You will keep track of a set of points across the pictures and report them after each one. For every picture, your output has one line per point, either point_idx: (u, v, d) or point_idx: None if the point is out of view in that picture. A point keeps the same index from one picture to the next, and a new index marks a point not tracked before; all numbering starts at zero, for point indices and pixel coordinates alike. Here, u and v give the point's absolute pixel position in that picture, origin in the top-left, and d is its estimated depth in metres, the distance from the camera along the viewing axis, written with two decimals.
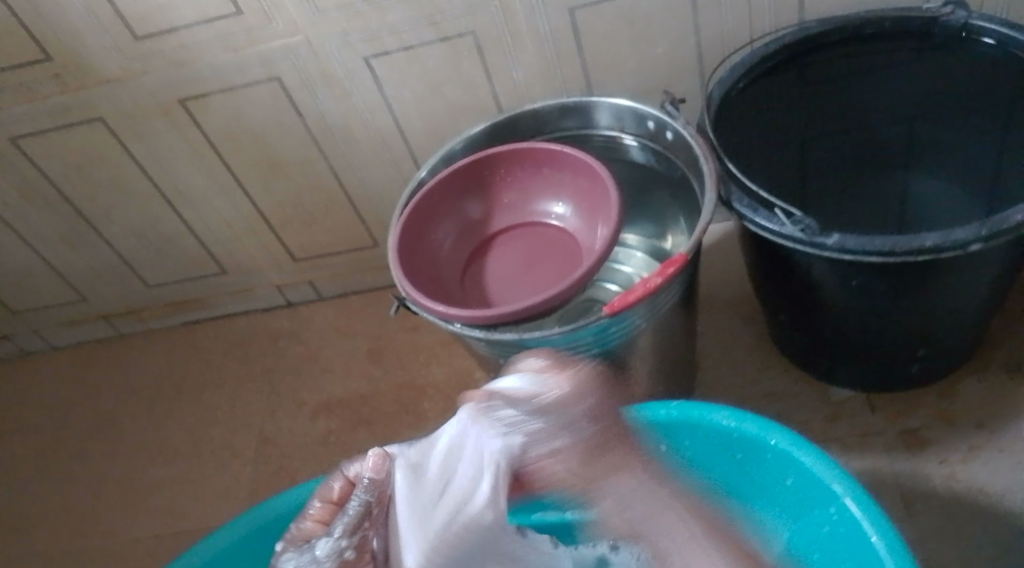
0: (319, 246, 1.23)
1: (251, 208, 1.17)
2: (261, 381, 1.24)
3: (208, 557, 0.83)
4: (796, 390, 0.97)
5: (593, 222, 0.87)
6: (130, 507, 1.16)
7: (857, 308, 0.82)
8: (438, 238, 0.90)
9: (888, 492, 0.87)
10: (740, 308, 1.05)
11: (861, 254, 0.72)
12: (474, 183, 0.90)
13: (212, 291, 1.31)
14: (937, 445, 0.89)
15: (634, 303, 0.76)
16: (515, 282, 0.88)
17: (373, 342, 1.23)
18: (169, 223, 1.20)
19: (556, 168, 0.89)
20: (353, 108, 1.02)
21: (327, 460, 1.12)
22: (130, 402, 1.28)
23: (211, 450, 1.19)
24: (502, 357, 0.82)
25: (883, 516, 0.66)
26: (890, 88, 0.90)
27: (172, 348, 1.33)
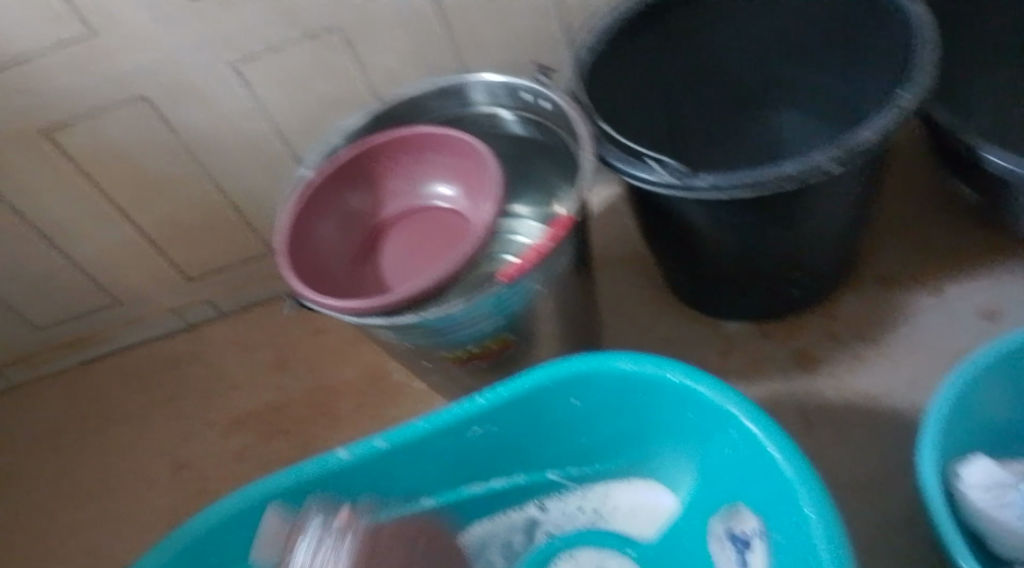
0: (212, 262, 1.21)
1: (135, 231, 1.14)
2: (171, 407, 1.22)
3: None
4: (692, 332, 1.02)
5: (477, 198, 0.89)
6: (49, 557, 1.12)
7: (735, 243, 0.87)
8: (328, 232, 0.90)
9: (787, 412, 0.93)
10: (632, 262, 1.10)
11: (730, 191, 0.77)
12: (358, 173, 0.91)
13: (106, 324, 1.28)
14: (825, 361, 0.95)
15: (528, 267, 0.78)
16: (407, 266, 0.90)
17: (282, 350, 1.22)
18: (49, 259, 1.16)
19: (437, 150, 0.91)
20: (226, 116, 1.01)
21: (251, 474, 1.11)
22: (34, 451, 1.23)
23: (128, 483, 1.16)
24: (407, 341, 0.83)
25: (779, 431, 0.71)
26: (738, 35, 0.96)
27: (71, 389, 1.29)
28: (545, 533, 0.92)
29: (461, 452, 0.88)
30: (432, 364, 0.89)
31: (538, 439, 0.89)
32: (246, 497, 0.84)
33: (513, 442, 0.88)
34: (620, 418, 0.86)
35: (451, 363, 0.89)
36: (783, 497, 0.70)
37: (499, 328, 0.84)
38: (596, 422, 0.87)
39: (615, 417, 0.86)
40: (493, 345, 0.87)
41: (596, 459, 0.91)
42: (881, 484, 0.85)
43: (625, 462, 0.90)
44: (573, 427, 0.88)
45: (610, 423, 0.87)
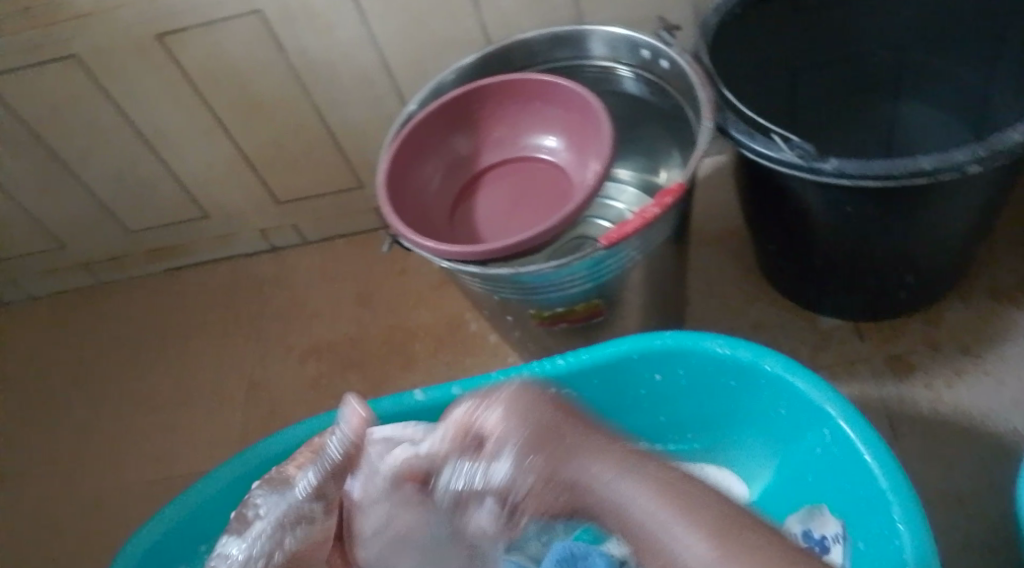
0: (302, 189, 1.21)
1: (234, 149, 1.14)
2: (247, 327, 1.23)
3: (185, 511, 0.85)
4: (784, 321, 0.98)
5: (584, 156, 0.86)
6: (120, 455, 1.16)
7: (850, 235, 0.82)
8: (427, 174, 0.88)
9: (876, 416, 0.89)
10: (729, 241, 1.06)
11: (857, 179, 0.73)
12: (463, 117, 0.89)
13: (194, 238, 1.30)
14: (923, 370, 0.91)
15: (631, 233, 0.75)
16: (504, 219, 0.87)
17: (361, 286, 1.23)
18: (148, 167, 1.17)
19: (547, 101, 0.87)
20: (337, 43, 0.99)
21: (319, 403, 1.13)
22: (115, 352, 1.27)
23: (199, 395, 1.19)
24: (496, 294, 0.82)
25: (876, 435, 0.67)
26: (880, 16, 0.90)
27: (155, 296, 1.32)
28: None
29: None
30: (516, 320, 0.88)
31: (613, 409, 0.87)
32: (305, 429, 0.87)
33: None
34: (702, 401, 0.83)
35: (536, 322, 0.87)
36: (873, 505, 0.67)
37: (590, 293, 0.82)
38: (676, 401, 0.84)
39: (697, 399, 0.83)
40: (581, 309, 0.84)
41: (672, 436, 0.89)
42: (968, 506, 0.81)
43: (700, 445, 0.88)
44: (652, 403, 0.86)
45: (690, 404, 0.84)
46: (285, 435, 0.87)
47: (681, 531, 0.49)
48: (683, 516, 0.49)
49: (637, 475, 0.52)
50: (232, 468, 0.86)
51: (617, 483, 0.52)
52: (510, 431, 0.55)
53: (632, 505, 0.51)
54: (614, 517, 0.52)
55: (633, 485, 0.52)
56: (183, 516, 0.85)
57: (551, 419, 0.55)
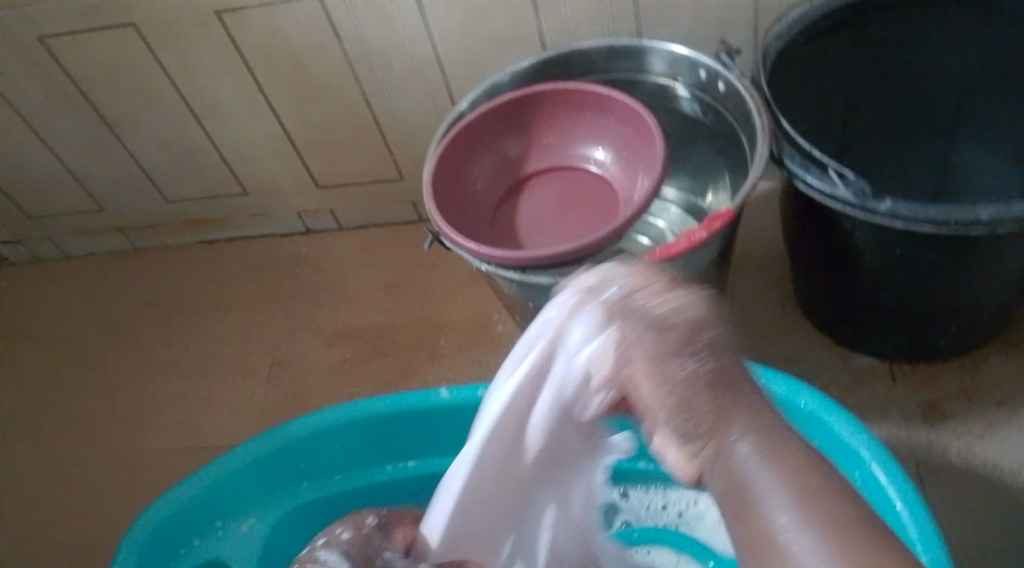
0: (344, 175, 1.21)
1: (280, 128, 1.14)
2: (277, 306, 1.24)
3: (214, 479, 0.86)
4: (818, 355, 0.97)
5: (634, 172, 0.85)
6: (141, 421, 1.17)
7: (896, 277, 0.81)
8: (473, 174, 0.88)
9: (904, 461, 0.88)
10: (768, 268, 1.05)
11: (911, 222, 0.72)
12: (515, 121, 0.88)
13: (232, 212, 1.30)
14: (956, 419, 0.89)
15: (676, 254, 0.74)
16: (546, 226, 0.87)
17: (392, 276, 1.23)
18: (194, 139, 1.18)
19: (602, 112, 0.87)
20: (393, 34, 0.99)
21: (341, 389, 1.13)
22: (144, 318, 1.28)
23: (224, 369, 1.19)
24: (531, 301, 0.81)
25: (910, 485, 0.67)
26: (946, 57, 0.88)
27: (188, 266, 1.33)
28: (623, 523, 0.90)
29: None
30: None
31: None
32: (339, 412, 0.88)
33: None
34: None
35: None
36: None
37: None
38: None
39: None
40: None
41: None
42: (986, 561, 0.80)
43: None
44: None
45: None
46: (319, 416, 0.88)
47: (782, 502, 0.43)
48: (798, 505, 0.42)
49: (775, 461, 0.44)
50: (268, 441, 0.87)
51: (758, 467, 0.44)
52: (655, 338, 0.46)
53: (758, 478, 0.44)
54: (727, 486, 0.45)
55: (755, 453, 0.45)
56: (211, 483, 0.86)
57: (682, 358, 0.45)
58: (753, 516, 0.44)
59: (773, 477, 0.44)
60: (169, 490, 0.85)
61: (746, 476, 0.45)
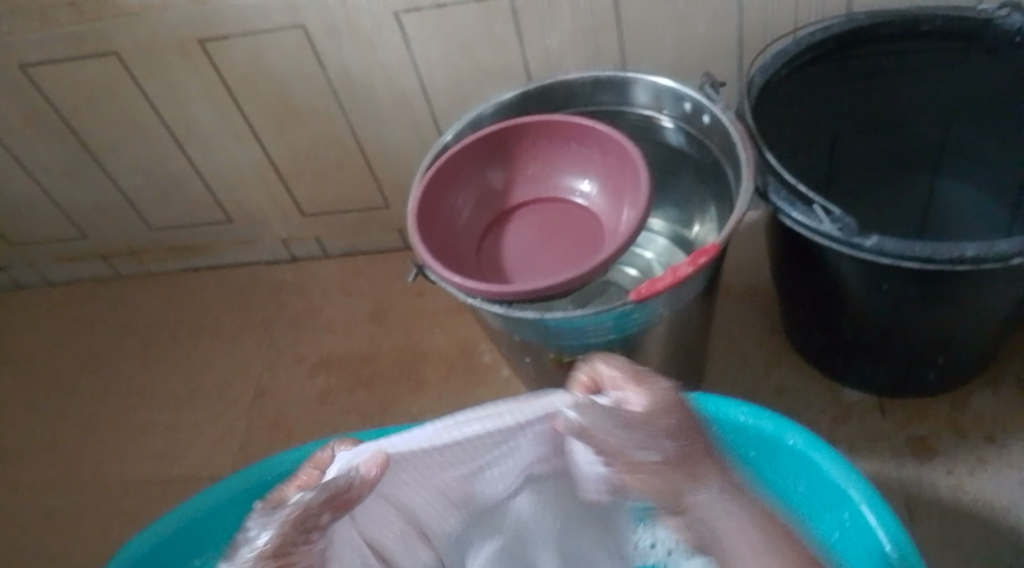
0: (328, 203, 1.20)
1: (265, 156, 1.13)
2: (260, 334, 1.22)
3: (189, 517, 0.84)
4: (806, 387, 0.96)
5: (619, 203, 0.84)
6: (119, 452, 1.15)
7: (884, 312, 0.81)
8: (458, 205, 0.87)
9: (893, 496, 0.87)
10: (755, 298, 1.04)
11: (897, 259, 0.71)
12: (499, 152, 0.87)
13: (216, 240, 1.29)
14: (944, 454, 0.88)
15: (661, 290, 0.73)
16: (531, 258, 0.86)
17: (377, 305, 1.21)
18: (177, 166, 1.17)
19: (585, 144, 0.86)
20: (379, 64, 0.99)
21: (324, 421, 1.11)
22: (125, 346, 1.26)
23: (205, 398, 1.17)
24: (516, 336, 0.80)
25: (900, 527, 0.67)
26: (932, 90, 0.88)
27: (170, 294, 1.31)
28: None
29: None
30: (534, 363, 0.86)
31: None
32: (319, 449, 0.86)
33: None
34: None
35: (553, 367, 0.85)
36: None
37: (612, 344, 0.80)
38: None
39: None
40: None
41: None
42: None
43: None
44: None
45: None
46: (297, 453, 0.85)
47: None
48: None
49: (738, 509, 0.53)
50: (242, 480, 0.85)
51: (725, 516, 0.53)
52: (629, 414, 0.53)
53: (727, 523, 0.53)
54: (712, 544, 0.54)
55: (728, 515, 0.53)
56: (186, 521, 0.84)
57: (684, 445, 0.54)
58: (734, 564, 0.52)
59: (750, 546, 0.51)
60: (143, 529, 0.83)
61: (717, 524, 0.53)
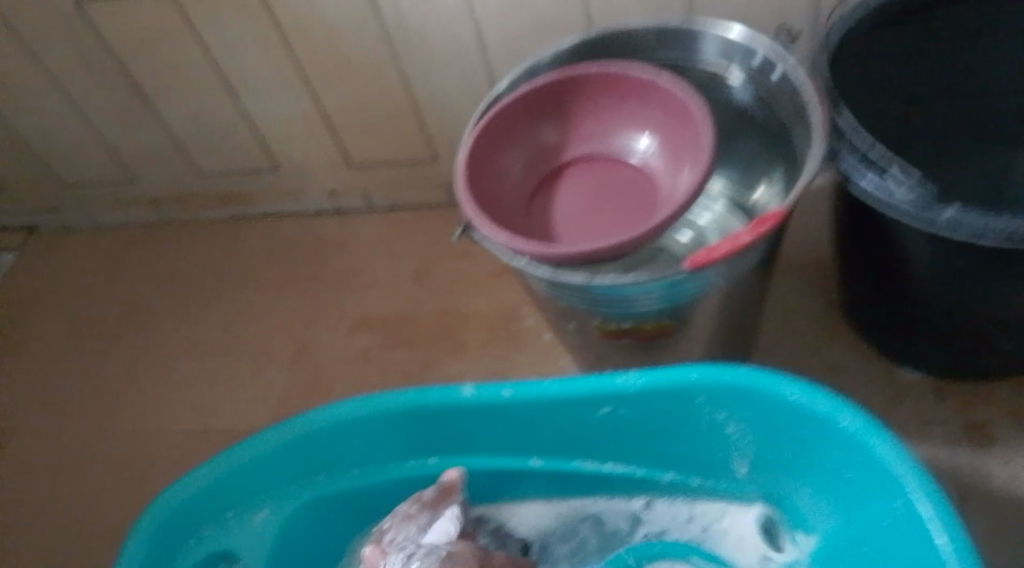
0: (376, 156, 1.19)
1: (314, 106, 1.12)
2: (303, 286, 1.22)
3: (226, 468, 0.84)
4: (861, 368, 0.92)
5: (679, 163, 0.80)
6: (162, 396, 1.16)
7: (953, 291, 0.76)
8: (509, 160, 0.84)
9: (947, 485, 0.83)
10: (812, 273, 1.00)
11: (976, 234, 0.67)
12: (555, 104, 0.84)
13: (263, 189, 1.28)
14: (1005, 444, 0.84)
15: (717, 258, 0.70)
16: (583, 216, 0.82)
17: (421, 262, 1.20)
18: (227, 114, 1.15)
19: (647, 99, 0.82)
20: (433, 12, 0.96)
21: (363, 376, 1.11)
22: (171, 292, 1.27)
23: (247, 347, 1.18)
24: (562, 300, 0.78)
25: (956, 521, 0.62)
26: None
27: (216, 241, 1.32)
28: (645, 534, 0.87)
29: (586, 428, 0.85)
30: (579, 329, 0.84)
31: (669, 438, 0.85)
32: (361, 404, 0.84)
33: (640, 430, 0.84)
34: (766, 444, 0.80)
35: (599, 334, 0.83)
36: None
37: (662, 312, 0.77)
38: (738, 440, 0.82)
39: (761, 442, 0.80)
40: (650, 327, 0.80)
41: (724, 475, 0.86)
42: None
43: (753, 488, 0.85)
44: (710, 439, 0.83)
45: (752, 445, 0.81)
46: (336, 409, 0.84)
47: None
48: None
49: None
50: (282, 432, 0.84)
51: None
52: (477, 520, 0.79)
53: None
54: None
55: None
56: (223, 472, 0.84)
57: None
58: None
59: None
60: (179, 479, 0.83)
61: None
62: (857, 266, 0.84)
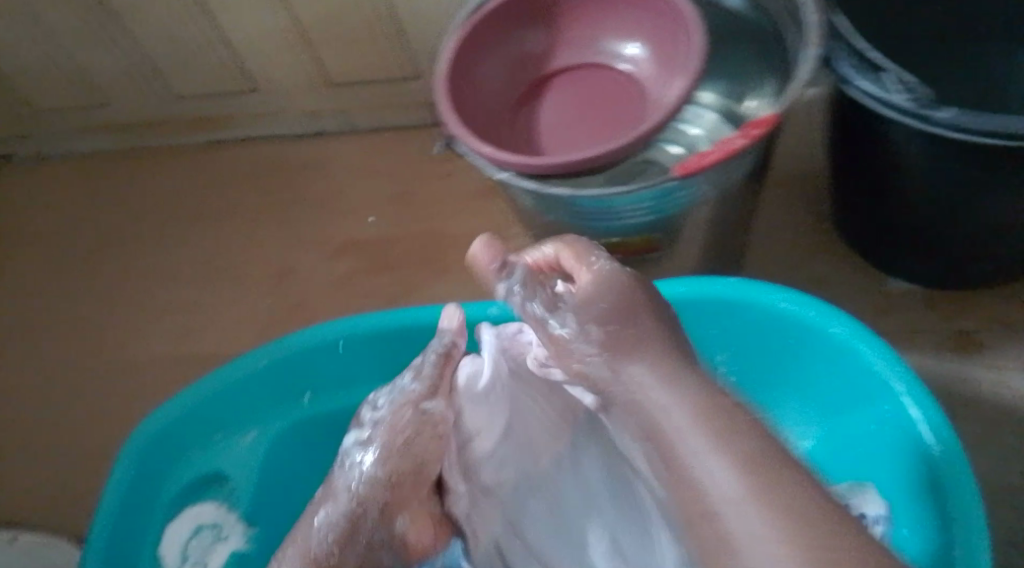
0: (352, 74, 1.14)
1: (287, 21, 1.06)
2: (282, 211, 1.19)
3: (213, 391, 0.83)
4: (850, 278, 0.91)
5: (668, 70, 0.77)
6: (142, 324, 1.14)
7: (948, 197, 0.75)
8: (492, 71, 0.80)
9: (935, 392, 0.84)
10: (803, 184, 0.98)
11: (973, 134, 0.65)
12: (540, 10, 0.81)
13: (236, 112, 1.23)
14: (993, 351, 0.85)
15: (710, 165, 0.68)
16: (569, 127, 0.79)
17: (402, 184, 1.17)
18: (195, 30, 1.09)
19: (635, 4, 0.79)
20: None
21: (348, 300, 1.09)
22: (146, 219, 1.23)
23: (227, 275, 1.15)
24: (548, 215, 0.76)
25: (946, 424, 0.64)
26: None
27: (190, 167, 1.27)
28: None
29: None
30: None
31: None
32: (347, 324, 0.83)
33: None
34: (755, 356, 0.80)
35: None
36: (929, 494, 0.64)
37: (651, 225, 0.75)
38: None
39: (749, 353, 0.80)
40: (639, 242, 0.78)
41: None
42: (1009, 499, 0.78)
43: None
44: None
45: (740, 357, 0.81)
46: (322, 328, 0.83)
47: (718, 472, 0.46)
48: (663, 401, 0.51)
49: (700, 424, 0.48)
50: (267, 354, 0.83)
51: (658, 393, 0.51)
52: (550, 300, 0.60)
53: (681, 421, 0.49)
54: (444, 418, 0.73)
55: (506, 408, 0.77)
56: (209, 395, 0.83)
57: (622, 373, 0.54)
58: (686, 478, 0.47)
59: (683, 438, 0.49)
60: (164, 402, 0.82)
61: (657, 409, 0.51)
62: (850, 174, 0.83)
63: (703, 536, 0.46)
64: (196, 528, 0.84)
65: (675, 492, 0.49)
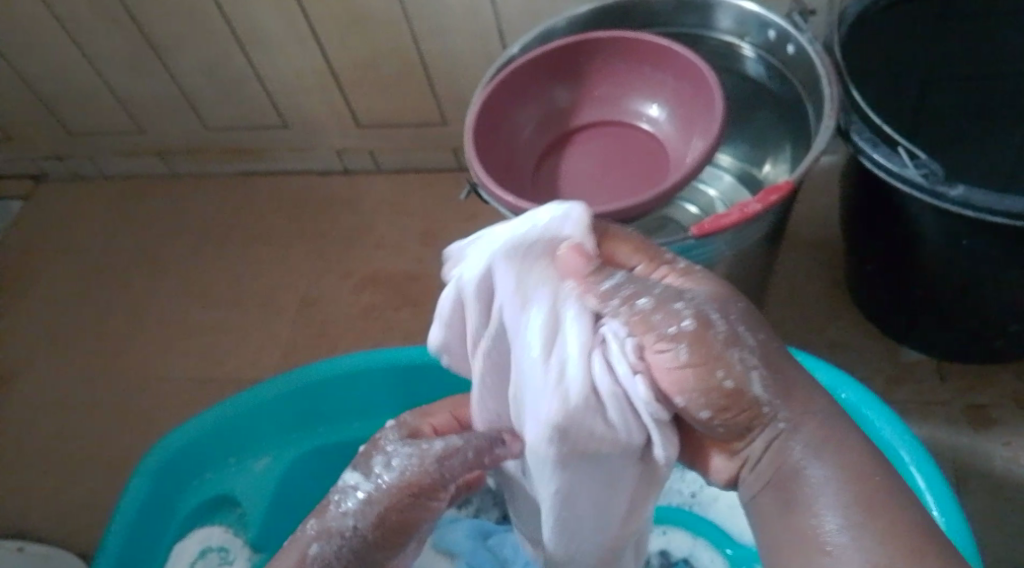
0: (385, 116, 1.18)
1: (325, 61, 1.10)
2: (308, 244, 1.22)
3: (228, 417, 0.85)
4: (864, 344, 0.92)
5: (690, 131, 0.79)
6: (164, 346, 1.17)
7: (961, 270, 0.76)
8: (519, 123, 0.83)
9: (944, 464, 0.84)
10: (821, 248, 1.00)
11: (983, 212, 0.66)
12: (568, 67, 0.83)
13: (271, 145, 1.27)
14: (1004, 425, 0.84)
15: (726, 226, 0.69)
16: (590, 181, 0.82)
17: (427, 224, 1.20)
18: (237, 66, 1.14)
19: (659, 66, 0.81)
20: None
21: (366, 334, 1.11)
22: (177, 243, 1.27)
23: (250, 302, 1.18)
24: None
25: (950, 493, 0.64)
26: None
27: (223, 196, 1.31)
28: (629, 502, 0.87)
29: None
30: None
31: None
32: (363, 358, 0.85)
33: None
34: None
35: None
36: None
37: None
38: None
39: None
40: None
41: None
42: None
43: None
44: None
45: None
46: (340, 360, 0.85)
47: (838, 508, 0.44)
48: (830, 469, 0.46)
49: (843, 466, 0.46)
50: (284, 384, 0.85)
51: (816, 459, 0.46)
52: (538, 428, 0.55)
53: (812, 470, 0.46)
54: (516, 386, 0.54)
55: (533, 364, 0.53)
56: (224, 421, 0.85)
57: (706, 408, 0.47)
58: (802, 506, 0.46)
59: (831, 489, 0.45)
60: (180, 425, 0.84)
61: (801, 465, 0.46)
62: (866, 243, 0.84)
63: (790, 527, 0.46)
64: (202, 551, 0.86)
65: (777, 527, 0.47)
